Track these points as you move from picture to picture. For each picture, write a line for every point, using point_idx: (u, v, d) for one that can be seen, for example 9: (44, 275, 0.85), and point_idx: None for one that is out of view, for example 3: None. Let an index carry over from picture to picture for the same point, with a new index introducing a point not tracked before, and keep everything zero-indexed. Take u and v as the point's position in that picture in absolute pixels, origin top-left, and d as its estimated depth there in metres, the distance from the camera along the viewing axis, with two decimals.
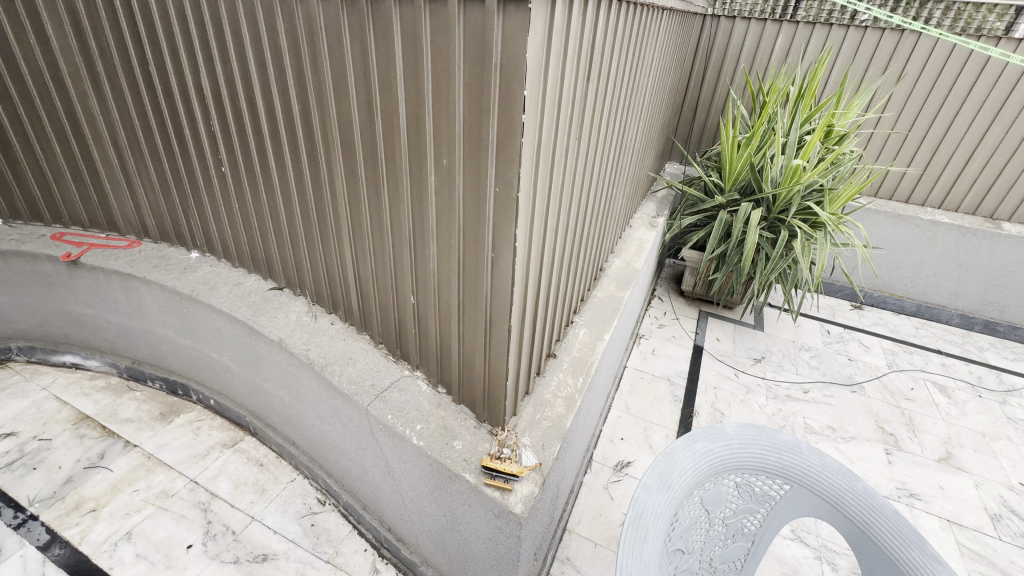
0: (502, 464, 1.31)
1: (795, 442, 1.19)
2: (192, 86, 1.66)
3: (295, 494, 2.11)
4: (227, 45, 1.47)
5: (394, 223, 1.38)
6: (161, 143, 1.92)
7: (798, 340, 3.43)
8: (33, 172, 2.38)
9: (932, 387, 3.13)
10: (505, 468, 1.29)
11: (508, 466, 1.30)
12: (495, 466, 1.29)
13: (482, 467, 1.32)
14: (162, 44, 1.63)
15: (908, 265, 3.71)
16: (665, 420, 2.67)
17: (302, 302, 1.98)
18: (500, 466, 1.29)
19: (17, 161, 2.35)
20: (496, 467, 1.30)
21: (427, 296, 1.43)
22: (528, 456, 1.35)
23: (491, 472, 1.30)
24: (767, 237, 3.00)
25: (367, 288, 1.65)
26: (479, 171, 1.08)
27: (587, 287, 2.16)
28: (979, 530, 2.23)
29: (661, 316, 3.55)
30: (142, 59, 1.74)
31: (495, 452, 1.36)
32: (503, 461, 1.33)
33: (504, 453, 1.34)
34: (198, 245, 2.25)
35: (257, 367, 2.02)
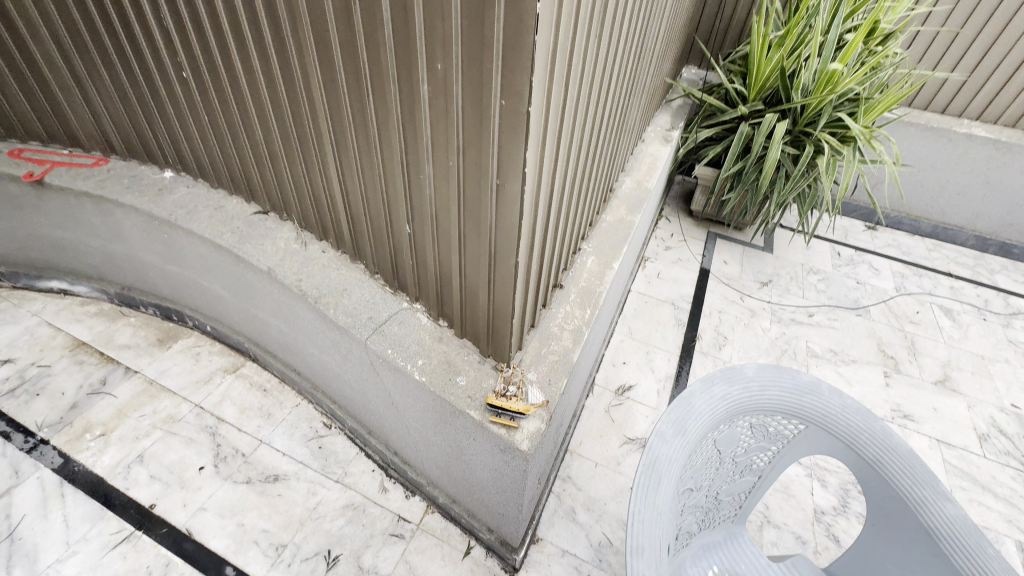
0: (508, 403, 1.27)
1: (817, 384, 1.13)
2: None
3: (301, 418, 2.13)
4: None
5: (383, 141, 1.20)
6: (109, 41, 1.65)
7: (807, 263, 3.33)
8: None
9: (938, 311, 3.10)
10: (511, 408, 1.25)
11: (514, 405, 1.26)
12: (501, 405, 1.26)
13: (487, 406, 1.28)
14: None
15: (932, 182, 3.52)
16: (668, 345, 2.66)
17: (290, 228, 1.83)
18: (506, 405, 1.25)
19: None
20: (501, 405, 1.26)
21: (424, 225, 1.29)
22: (534, 393, 1.31)
23: (495, 410, 1.26)
24: (789, 153, 2.78)
25: (358, 214, 1.51)
26: (482, 79, 0.90)
27: (596, 210, 2.01)
28: (966, 449, 2.31)
29: (667, 238, 3.41)
30: None
31: (500, 390, 1.31)
32: (509, 399, 1.29)
33: (510, 392, 1.29)
34: (170, 163, 2.05)
35: (249, 295, 1.93)
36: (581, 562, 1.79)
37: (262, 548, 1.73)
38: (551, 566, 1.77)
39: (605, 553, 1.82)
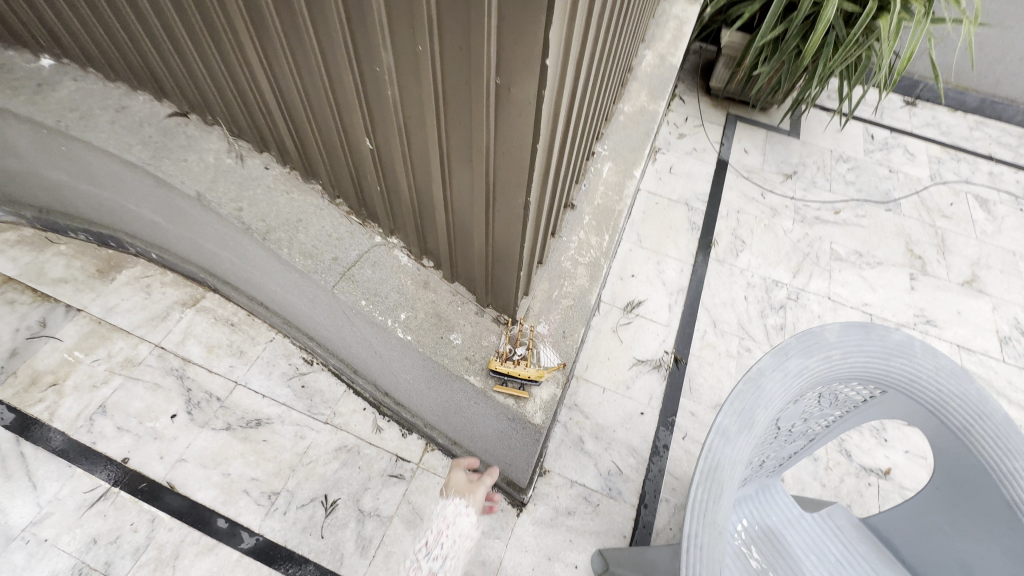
0: (516, 369, 1.03)
1: (909, 343, 0.89)
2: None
3: (278, 355, 1.91)
4: None
5: (316, 8, 0.78)
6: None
7: (837, 149, 2.94)
8: None
9: (973, 201, 2.82)
10: (521, 374, 1.02)
11: (525, 371, 1.03)
12: (508, 372, 1.02)
13: (488, 371, 1.05)
14: None
15: (995, 47, 3.13)
16: (680, 253, 2.40)
17: (220, 135, 1.41)
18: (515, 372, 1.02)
19: None
20: (509, 371, 1.03)
21: (391, 139, 0.92)
22: (548, 356, 1.08)
23: (501, 378, 1.03)
24: (845, 11, 2.24)
25: (301, 120, 1.11)
26: None
27: (613, 99, 1.59)
28: (985, 354, 2.22)
29: (681, 124, 2.94)
30: None
31: (505, 352, 1.06)
32: (518, 364, 1.05)
33: (518, 354, 1.05)
34: (45, 46, 1.52)
35: (187, 223, 1.57)
36: (591, 491, 1.73)
37: (253, 497, 1.63)
38: (560, 498, 1.71)
39: (614, 481, 1.76)
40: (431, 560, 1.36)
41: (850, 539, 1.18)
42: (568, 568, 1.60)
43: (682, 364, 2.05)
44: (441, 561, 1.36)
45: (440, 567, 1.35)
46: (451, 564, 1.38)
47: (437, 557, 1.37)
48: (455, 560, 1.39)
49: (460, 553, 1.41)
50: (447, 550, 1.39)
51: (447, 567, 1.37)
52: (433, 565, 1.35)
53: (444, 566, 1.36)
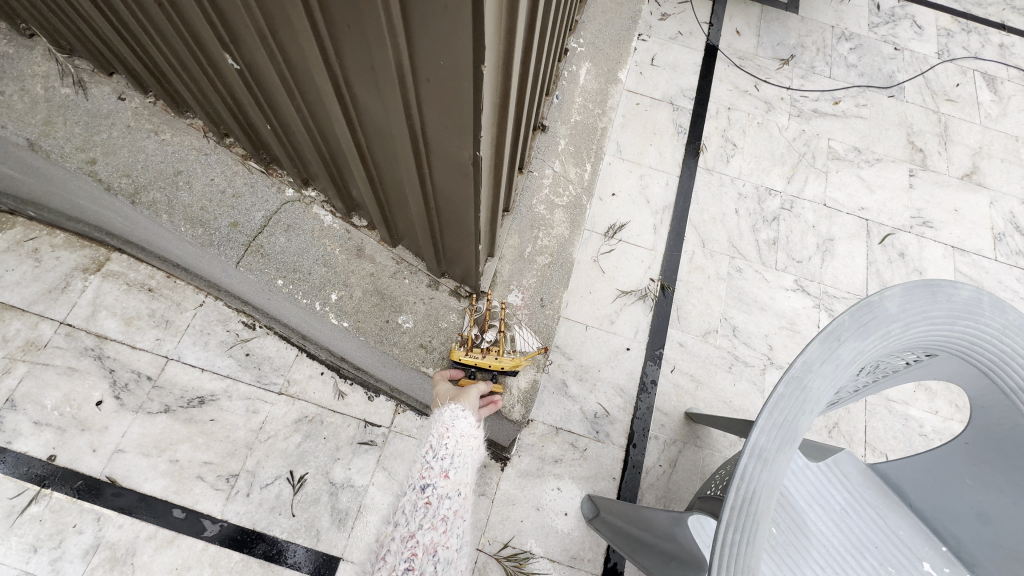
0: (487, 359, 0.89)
1: (978, 299, 0.71)
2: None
3: (211, 322, 1.64)
4: None
5: None
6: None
7: (839, 25, 2.55)
8: None
9: (980, 80, 2.54)
10: (492, 365, 0.88)
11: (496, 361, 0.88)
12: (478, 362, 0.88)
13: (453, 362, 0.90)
14: None
15: None
16: (666, 163, 2.12)
17: (44, 51, 1.00)
18: (485, 363, 0.88)
19: None
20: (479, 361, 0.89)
21: (261, 56, 0.60)
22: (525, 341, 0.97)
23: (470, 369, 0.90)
24: None
25: (135, 24, 0.74)
26: None
27: None
28: (978, 254, 2.12)
29: (664, 1, 2.47)
30: None
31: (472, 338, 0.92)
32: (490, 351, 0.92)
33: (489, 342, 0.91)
34: None
35: (43, 177, 1.20)
36: (577, 437, 1.64)
37: (210, 482, 1.48)
38: (545, 447, 1.61)
39: (602, 424, 1.66)
40: (440, 462, 0.80)
41: (856, 488, 1.07)
42: (558, 516, 1.55)
43: (670, 292, 1.88)
44: (452, 459, 0.81)
45: (455, 464, 0.80)
46: (465, 457, 0.83)
47: (448, 453, 0.81)
48: (470, 453, 0.85)
49: (472, 440, 0.86)
50: (456, 445, 0.83)
51: (463, 466, 0.81)
52: (444, 463, 0.80)
53: (459, 459, 0.81)
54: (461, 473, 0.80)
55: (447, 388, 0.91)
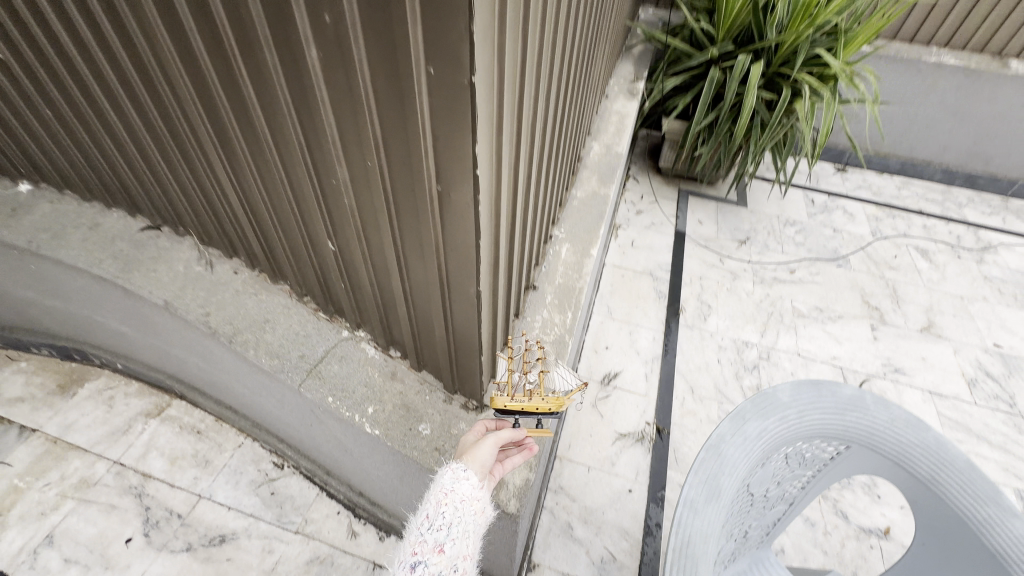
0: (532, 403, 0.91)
1: (860, 396, 0.93)
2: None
3: (246, 462, 1.82)
4: None
5: (277, 135, 0.89)
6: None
7: (782, 214, 3.17)
8: None
9: (915, 253, 3.02)
10: (540, 407, 0.90)
11: (543, 403, 0.91)
12: (523, 408, 0.90)
13: (495, 410, 0.91)
14: None
15: (902, 117, 3.43)
16: (651, 321, 2.47)
17: (191, 244, 1.47)
18: (532, 407, 0.90)
19: None
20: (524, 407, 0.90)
21: (350, 240, 0.99)
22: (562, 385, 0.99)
23: (515, 415, 0.90)
24: (764, 99, 2.52)
25: (268, 226, 1.17)
26: (395, 37, 0.61)
27: (565, 187, 1.74)
28: (957, 398, 2.26)
29: (638, 201, 3.16)
30: None
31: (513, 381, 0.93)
32: (532, 395, 0.94)
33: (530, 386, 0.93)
34: (25, 173, 1.61)
35: (154, 332, 1.56)
36: None
37: None
38: None
39: (609, 570, 1.65)
40: (434, 535, 0.82)
41: None
42: None
43: (665, 434, 2.02)
44: (448, 530, 0.82)
45: (450, 534, 0.82)
46: (464, 524, 0.84)
47: (444, 523, 0.83)
48: (471, 517, 0.85)
49: (474, 502, 0.87)
50: (453, 512, 0.84)
51: (459, 535, 0.82)
52: (439, 534, 0.81)
53: (455, 529, 0.82)
54: (456, 544, 0.81)
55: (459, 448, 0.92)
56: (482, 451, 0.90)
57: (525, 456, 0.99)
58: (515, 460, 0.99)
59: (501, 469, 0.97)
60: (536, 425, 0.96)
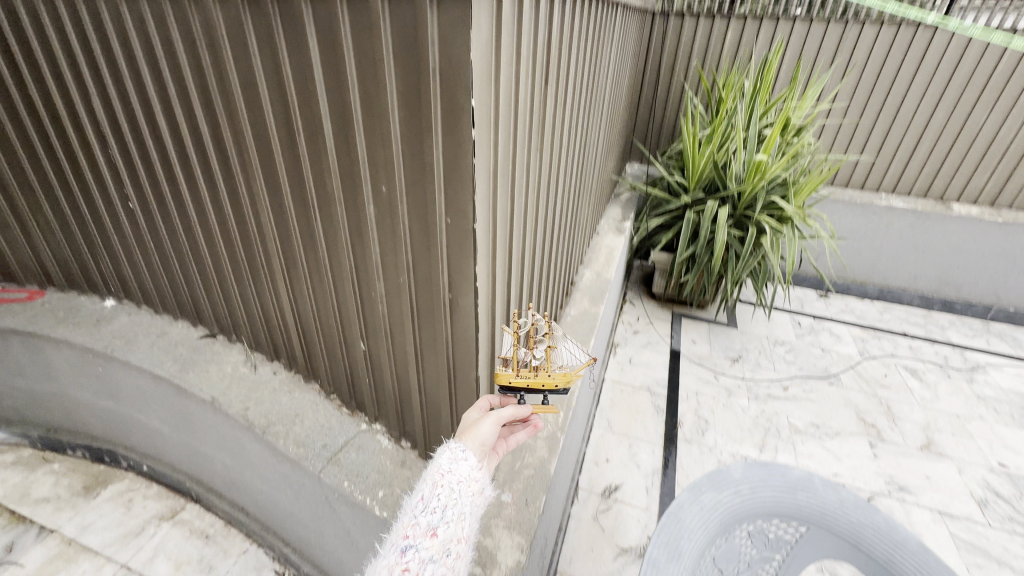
0: (537, 378, 1.04)
1: (808, 477, 1.07)
2: (96, 107, 1.45)
3: (248, 569, 1.83)
4: (133, 69, 1.28)
5: (333, 261, 1.22)
6: (65, 161, 1.66)
7: (771, 335, 3.39)
8: None
9: (904, 372, 3.15)
10: (545, 384, 1.03)
11: (549, 379, 1.04)
12: (529, 383, 1.03)
13: (501, 387, 1.03)
14: (61, 68, 1.43)
15: (868, 251, 3.82)
16: (650, 434, 2.55)
17: (240, 350, 1.74)
18: (538, 381, 1.03)
19: None
20: (529, 382, 1.03)
21: (378, 340, 1.26)
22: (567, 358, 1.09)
23: (520, 392, 1.03)
24: (735, 235, 2.93)
25: (311, 331, 1.45)
26: (427, 199, 0.95)
27: (559, 305, 2.03)
28: (970, 519, 2.21)
29: (634, 322, 3.44)
30: (41, 90, 1.53)
31: (519, 358, 1.05)
32: (538, 370, 1.06)
33: (536, 361, 1.06)
34: (113, 290, 1.97)
35: (191, 429, 1.75)
36: None
37: None
38: None
39: None
40: (428, 517, 0.83)
41: None
42: None
43: None
44: (442, 513, 0.83)
45: (443, 518, 0.83)
46: (458, 506, 0.85)
47: (438, 506, 0.84)
48: (466, 498, 0.86)
49: (471, 483, 0.87)
50: (449, 495, 0.85)
51: (453, 518, 0.84)
52: (432, 518, 0.83)
53: (450, 512, 0.84)
54: (449, 527, 0.83)
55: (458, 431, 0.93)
56: (481, 431, 0.93)
57: (530, 433, 1.05)
58: (521, 438, 1.05)
59: (506, 446, 1.05)
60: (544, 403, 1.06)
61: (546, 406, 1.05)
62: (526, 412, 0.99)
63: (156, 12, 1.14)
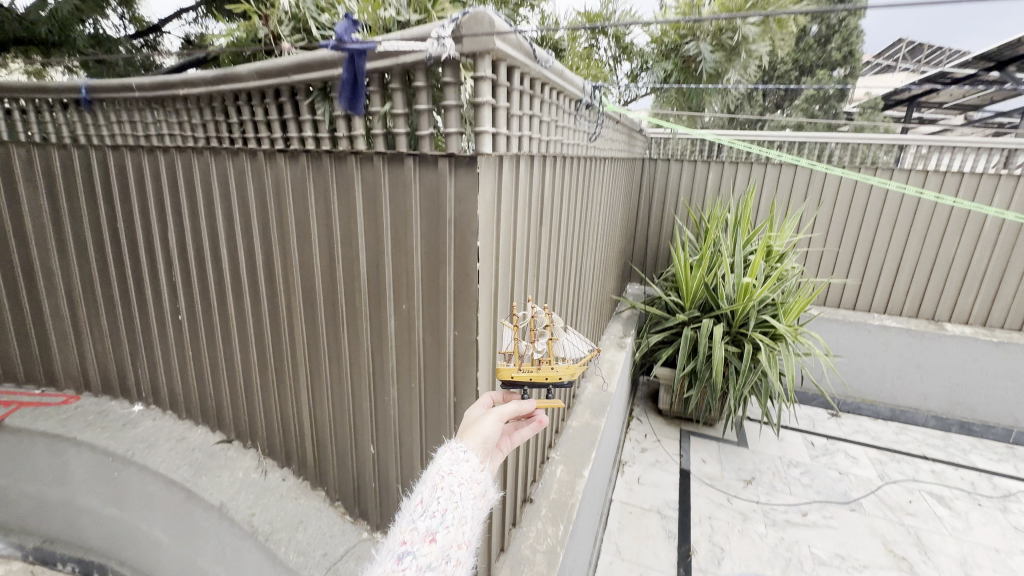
0: (539, 371, 0.99)
1: None
2: (171, 235, 1.76)
3: None
4: (213, 210, 1.60)
5: (354, 369, 1.40)
6: (131, 281, 1.93)
7: (784, 456, 3.30)
8: None
9: (930, 498, 2.99)
10: (549, 376, 0.98)
11: (553, 371, 0.99)
12: (531, 377, 0.98)
13: (503, 381, 0.98)
14: (151, 208, 1.77)
15: (871, 369, 3.86)
16: (662, 563, 2.40)
17: (253, 456, 1.82)
18: (540, 375, 0.98)
19: None
20: (532, 376, 0.98)
21: (387, 443, 1.39)
22: (569, 350, 1.06)
23: (523, 387, 0.98)
24: (733, 351, 3.05)
25: (325, 436, 1.57)
26: (439, 316, 1.15)
27: (560, 417, 2.12)
28: None
29: (642, 439, 3.41)
30: (129, 225, 1.86)
31: (521, 352, 1.02)
32: (541, 364, 1.02)
33: (538, 355, 1.02)
34: (143, 396, 2.12)
35: (192, 539, 1.74)
36: None
37: None
38: None
39: None
40: (426, 522, 0.69)
41: None
42: None
43: None
44: (443, 517, 0.70)
45: (444, 522, 0.70)
46: (460, 510, 0.72)
47: (438, 509, 0.71)
48: (468, 501, 0.73)
49: (474, 485, 0.75)
50: (450, 496, 0.72)
51: (453, 523, 0.70)
52: (431, 521, 0.69)
53: (451, 516, 0.71)
54: (450, 533, 0.70)
55: (460, 431, 0.82)
56: (482, 430, 0.81)
57: (535, 429, 0.95)
58: (525, 434, 0.94)
59: (510, 443, 0.94)
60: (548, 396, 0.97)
61: (550, 399, 0.98)
62: (529, 408, 0.88)
63: (240, 171, 1.48)
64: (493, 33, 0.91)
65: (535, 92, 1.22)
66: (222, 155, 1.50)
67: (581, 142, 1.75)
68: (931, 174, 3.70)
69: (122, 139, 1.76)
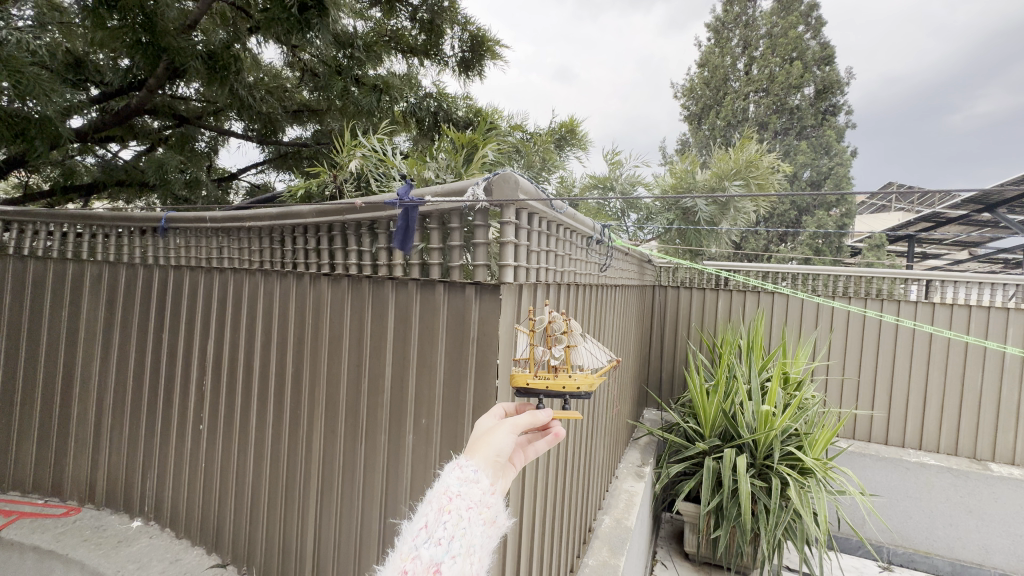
0: (557, 379, 0.95)
1: None
2: (211, 344, 1.89)
3: None
4: (254, 323, 1.76)
5: (367, 483, 1.42)
6: (161, 388, 2.02)
7: None
8: (15, 436, 2.35)
9: None
10: (567, 384, 0.94)
11: (572, 380, 0.95)
12: (548, 386, 0.94)
13: (519, 389, 0.95)
14: (197, 320, 1.94)
15: (919, 514, 3.50)
16: None
17: None
18: (557, 383, 0.93)
19: (9, 426, 2.36)
20: (548, 384, 0.94)
21: None
22: (586, 363, 1.05)
23: (539, 396, 0.93)
24: (760, 486, 2.85)
25: (325, 558, 1.51)
26: (457, 431, 1.22)
27: (575, 552, 1.99)
28: None
29: None
30: (172, 334, 2.01)
31: (537, 359, 1.02)
32: (558, 372, 0.98)
33: (555, 362, 0.99)
34: (145, 510, 2.06)
35: None
36: None
37: None
38: None
39: None
40: (431, 550, 0.58)
41: None
42: None
43: None
44: (449, 545, 0.59)
45: (451, 551, 0.59)
46: (470, 538, 0.61)
47: (445, 535, 0.60)
48: (478, 528, 0.63)
49: (485, 510, 0.65)
50: (458, 521, 0.62)
51: (461, 552, 0.59)
52: (436, 549, 0.58)
53: (459, 544, 0.60)
54: (457, 565, 0.58)
55: (469, 443, 0.72)
56: (496, 442, 0.71)
57: (550, 442, 0.83)
58: (539, 447, 0.82)
59: (524, 456, 0.82)
60: (567, 407, 0.88)
61: (567, 409, 0.91)
62: (546, 418, 0.77)
63: (286, 290, 1.65)
64: (518, 189, 1.10)
65: (552, 231, 1.41)
66: (272, 277, 1.70)
67: (593, 272, 1.92)
68: (937, 306, 3.75)
69: (185, 260, 2.00)
